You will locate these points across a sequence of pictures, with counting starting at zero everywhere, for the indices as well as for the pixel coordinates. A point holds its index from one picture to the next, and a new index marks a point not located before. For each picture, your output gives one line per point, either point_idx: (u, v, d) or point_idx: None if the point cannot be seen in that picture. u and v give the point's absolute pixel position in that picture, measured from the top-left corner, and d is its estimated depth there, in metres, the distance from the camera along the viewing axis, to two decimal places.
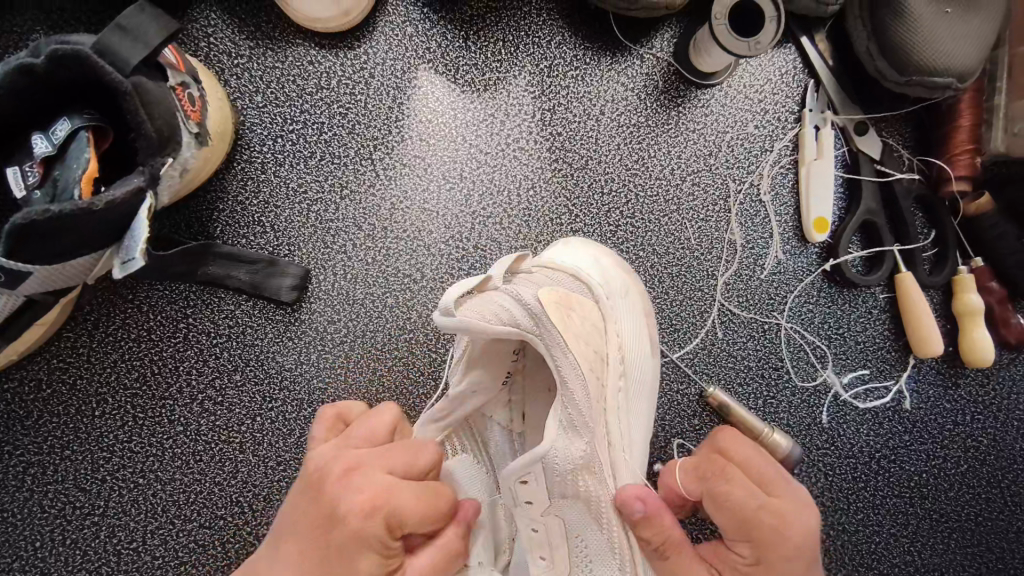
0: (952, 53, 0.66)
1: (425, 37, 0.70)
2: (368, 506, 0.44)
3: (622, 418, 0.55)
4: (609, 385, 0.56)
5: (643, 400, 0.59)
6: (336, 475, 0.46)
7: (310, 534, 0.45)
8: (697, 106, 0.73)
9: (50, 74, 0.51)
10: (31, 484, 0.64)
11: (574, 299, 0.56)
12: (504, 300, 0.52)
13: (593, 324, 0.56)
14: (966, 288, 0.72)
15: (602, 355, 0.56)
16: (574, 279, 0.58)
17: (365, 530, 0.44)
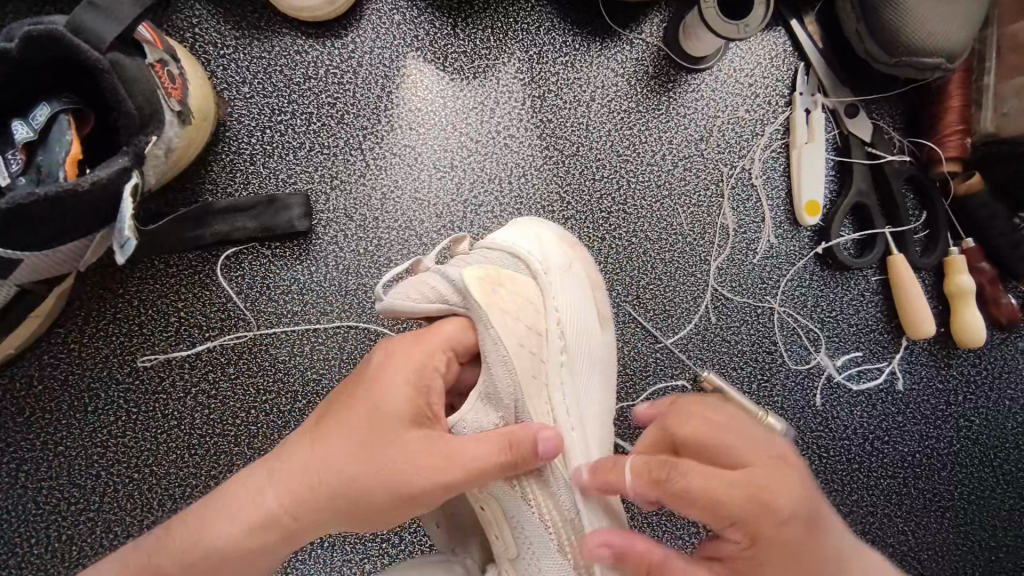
0: (940, 31, 0.66)
1: (413, 25, 0.70)
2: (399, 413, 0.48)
3: (557, 391, 0.55)
4: (545, 360, 0.55)
5: (591, 373, 0.57)
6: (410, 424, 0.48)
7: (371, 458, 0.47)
8: (687, 90, 0.73)
9: (23, 57, 0.50)
10: (26, 480, 0.63)
11: (505, 274, 0.55)
12: (433, 280, 0.54)
13: (529, 300, 0.55)
14: (957, 269, 0.72)
15: (539, 330, 0.55)
16: (516, 258, 0.57)
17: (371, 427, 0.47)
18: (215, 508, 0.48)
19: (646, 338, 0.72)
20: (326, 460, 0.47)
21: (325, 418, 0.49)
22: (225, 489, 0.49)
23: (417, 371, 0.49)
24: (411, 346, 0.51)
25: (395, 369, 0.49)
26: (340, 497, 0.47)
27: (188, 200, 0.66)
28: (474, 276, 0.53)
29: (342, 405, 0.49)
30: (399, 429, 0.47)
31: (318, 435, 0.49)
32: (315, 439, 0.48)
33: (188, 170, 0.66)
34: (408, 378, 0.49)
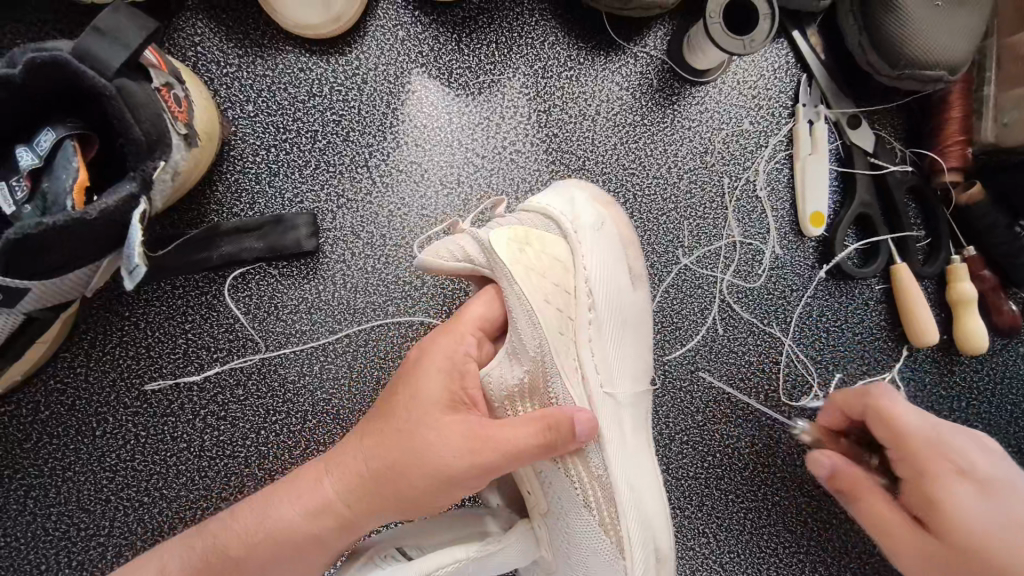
0: (942, 45, 0.66)
1: (417, 41, 0.69)
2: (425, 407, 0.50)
3: (585, 348, 0.55)
4: (574, 316, 0.55)
5: (620, 331, 0.57)
6: (438, 409, 0.50)
7: (405, 443, 0.49)
8: (692, 103, 0.73)
9: (27, 84, 0.50)
10: (34, 507, 0.63)
11: (535, 235, 0.56)
12: (464, 240, 0.55)
13: (557, 258, 0.56)
14: (959, 277, 0.72)
15: (568, 287, 0.55)
16: (546, 218, 0.57)
17: (403, 427, 0.50)
18: (277, 500, 0.51)
19: (653, 351, 0.72)
20: (376, 444, 0.50)
21: (375, 413, 0.53)
22: (285, 482, 0.52)
23: (448, 358, 0.52)
24: (438, 340, 0.54)
25: (431, 357, 0.52)
26: (383, 478, 0.49)
27: (194, 221, 0.65)
28: (502, 237, 0.54)
29: (387, 400, 0.52)
30: (435, 415, 0.49)
31: (368, 427, 0.52)
32: (367, 430, 0.52)
33: (193, 191, 0.65)
34: (439, 366, 0.52)
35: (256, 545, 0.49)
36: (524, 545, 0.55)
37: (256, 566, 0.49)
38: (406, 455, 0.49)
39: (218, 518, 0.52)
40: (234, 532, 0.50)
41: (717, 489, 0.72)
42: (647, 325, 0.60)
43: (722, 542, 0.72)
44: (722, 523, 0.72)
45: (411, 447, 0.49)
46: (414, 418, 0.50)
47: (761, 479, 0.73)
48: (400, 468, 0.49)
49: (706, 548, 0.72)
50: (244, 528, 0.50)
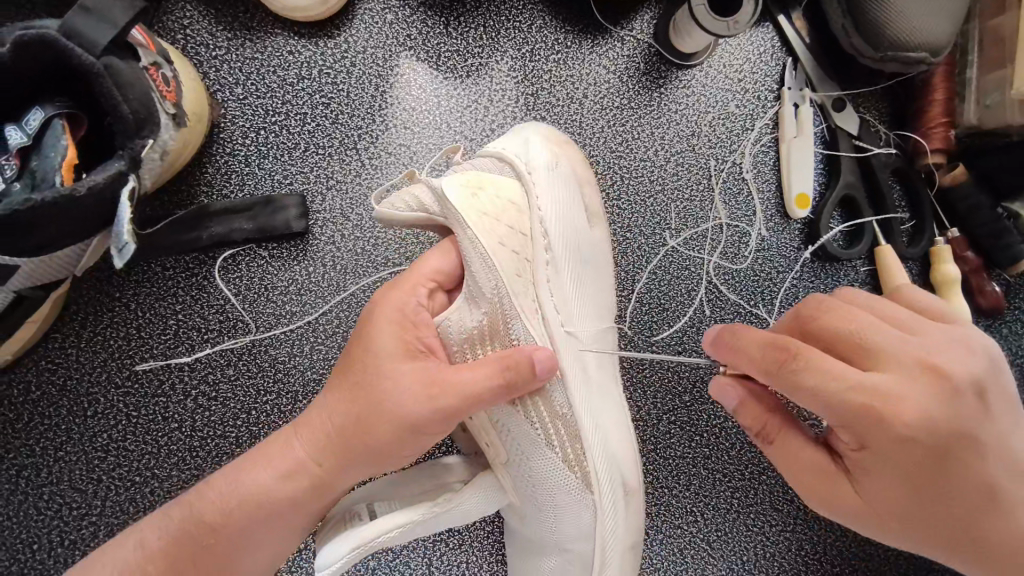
0: (924, 27, 0.67)
1: (406, 24, 0.70)
2: (382, 360, 0.50)
3: (545, 288, 0.54)
4: (532, 261, 0.54)
5: (579, 269, 0.56)
6: (395, 362, 0.49)
7: (366, 399, 0.49)
8: (678, 86, 0.74)
9: (16, 63, 0.50)
10: (26, 486, 0.63)
11: (489, 181, 0.55)
12: (420, 189, 0.55)
13: (511, 199, 0.55)
14: (943, 259, 0.73)
15: (523, 229, 0.54)
16: (502, 162, 0.57)
17: (362, 382, 0.50)
18: (250, 467, 0.51)
19: (641, 332, 0.73)
20: (338, 403, 0.50)
21: (334, 372, 0.53)
22: (255, 449, 0.53)
23: (399, 310, 0.52)
24: (389, 295, 0.53)
25: (382, 311, 0.52)
26: (348, 433, 0.49)
27: (184, 202, 0.66)
28: (454, 182, 0.53)
29: (344, 359, 0.52)
30: (392, 366, 0.49)
31: (328, 388, 0.52)
32: (328, 390, 0.52)
33: (183, 172, 0.66)
34: (391, 318, 0.51)
35: (234, 511, 0.49)
36: (483, 494, 0.54)
37: (237, 532, 0.49)
38: (367, 409, 0.49)
39: (196, 487, 0.52)
40: (209, 500, 0.50)
41: (705, 468, 0.73)
42: (607, 263, 0.61)
43: (710, 521, 0.73)
44: (709, 502, 0.73)
45: (370, 401, 0.49)
46: (372, 371, 0.49)
47: (747, 457, 0.74)
48: (362, 420, 0.49)
49: (694, 527, 0.73)
50: (219, 498, 0.50)
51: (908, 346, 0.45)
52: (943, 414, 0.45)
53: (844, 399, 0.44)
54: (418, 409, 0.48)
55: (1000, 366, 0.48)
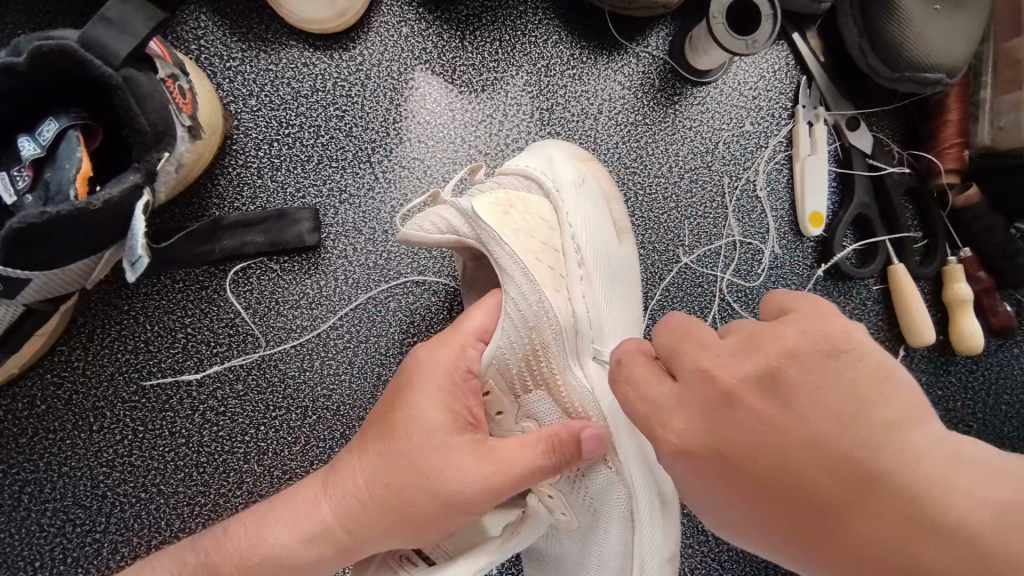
0: (940, 49, 0.67)
1: (421, 37, 0.69)
2: (428, 430, 0.49)
3: (580, 300, 0.55)
4: (562, 273, 0.56)
5: (610, 280, 0.58)
6: (442, 435, 0.49)
7: (405, 471, 0.48)
8: (693, 103, 0.74)
9: (32, 73, 0.49)
10: (29, 502, 0.62)
11: (518, 198, 0.56)
12: (446, 211, 0.55)
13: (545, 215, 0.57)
14: (955, 278, 0.73)
15: (553, 244, 0.56)
16: (528, 179, 0.59)
17: (403, 454, 0.48)
18: (269, 523, 0.51)
19: None
20: (373, 470, 0.49)
21: (366, 431, 0.52)
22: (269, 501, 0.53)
23: (447, 374, 0.51)
24: (428, 355, 0.52)
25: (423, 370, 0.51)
26: (388, 504, 0.48)
27: (195, 215, 0.65)
28: (487, 204, 0.53)
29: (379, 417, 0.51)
30: (443, 439, 0.48)
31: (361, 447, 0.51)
32: (362, 448, 0.51)
33: (195, 183, 0.65)
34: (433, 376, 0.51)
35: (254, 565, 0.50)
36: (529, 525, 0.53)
37: None
38: (409, 483, 0.48)
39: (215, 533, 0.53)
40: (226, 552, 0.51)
41: None
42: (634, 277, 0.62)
43: (720, 540, 0.72)
44: None
45: (410, 471, 0.48)
46: (413, 438, 0.49)
47: None
48: (402, 493, 0.48)
49: (705, 546, 0.72)
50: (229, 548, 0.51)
51: (694, 359, 0.41)
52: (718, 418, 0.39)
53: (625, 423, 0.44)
54: (467, 490, 0.47)
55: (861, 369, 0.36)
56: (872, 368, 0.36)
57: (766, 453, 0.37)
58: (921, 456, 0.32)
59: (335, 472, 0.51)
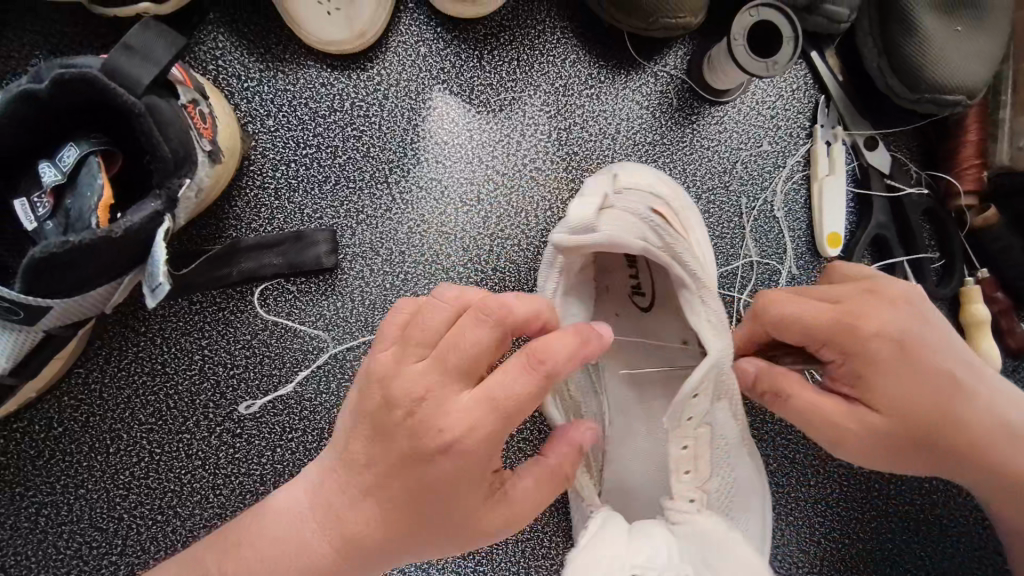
0: (961, 70, 0.67)
1: (439, 57, 0.69)
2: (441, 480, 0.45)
3: (706, 321, 0.51)
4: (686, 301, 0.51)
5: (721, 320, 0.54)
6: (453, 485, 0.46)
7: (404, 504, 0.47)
8: (711, 123, 0.73)
9: (54, 100, 0.49)
10: (45, 525, 0.62)
11: (662, 223, 0.54)
12: (642, 228, 0.52)
13: (651, 229, 0.52)
14: (972, 299, 0.73)
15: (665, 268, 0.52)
16: (650, 208, 0.56)
17: (401, 490, 0.46)
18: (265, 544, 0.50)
19: None
20: (363, 494, 0.47)
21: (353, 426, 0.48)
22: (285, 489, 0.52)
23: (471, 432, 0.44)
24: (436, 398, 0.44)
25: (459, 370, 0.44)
26: (382, 532, 0.48)
27: (211, 236, 0.65)
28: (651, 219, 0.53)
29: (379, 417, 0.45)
30: (447, 494, 0.46)
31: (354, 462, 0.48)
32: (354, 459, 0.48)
33: (211, 204, 0.65)
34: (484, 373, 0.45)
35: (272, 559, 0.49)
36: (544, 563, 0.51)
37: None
38: (410, 516, 0.47)
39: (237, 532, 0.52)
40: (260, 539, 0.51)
41: None
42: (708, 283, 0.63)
43: None
44: None
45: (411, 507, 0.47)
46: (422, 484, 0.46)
47: (776, 498, 0.71)
48: (397, 525, 0.47)
49: None
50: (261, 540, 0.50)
51: (881, 314, 0.53)
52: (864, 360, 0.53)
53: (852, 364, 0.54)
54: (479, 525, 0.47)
55: (898, 334, 0.53)
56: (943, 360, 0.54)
57: (926, 391, 0.53)
58: (948, 375, 0.54)
59: (322, 481, 0.50)
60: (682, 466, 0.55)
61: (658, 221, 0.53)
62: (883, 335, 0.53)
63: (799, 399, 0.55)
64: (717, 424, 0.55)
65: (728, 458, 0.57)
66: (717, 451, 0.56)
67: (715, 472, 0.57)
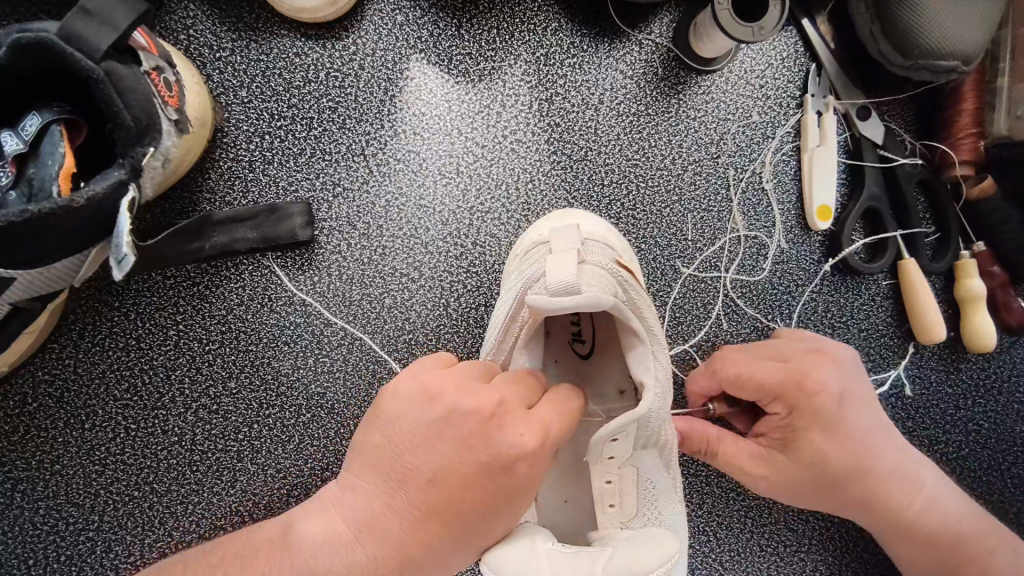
0: (956, 36, 0.64)
1: (417, 26, 0.67)
2: (461, 444, 0.43)
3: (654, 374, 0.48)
4: (637, 353, 0.48)
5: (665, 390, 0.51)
6: (474, 426, 0.43)
7: (454, 488, 0.44)
8: (697, 92, 0.71)
9: (12, 66, 0.48)
10: (21, 501, 0.62)
11: (621, 278, 0.50)
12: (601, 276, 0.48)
13: (618, 283, 0.50)
14: (968, 273, 0.71)
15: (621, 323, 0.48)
16: (608, 257, 0.52)
17: (450, 468, 0.44)
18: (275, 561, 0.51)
19: None
20: (418, 498, 0.46)
21: (466, 533, 0.45)
22: (327, 536, 0.51)
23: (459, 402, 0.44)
24: (430, 391, 0.45)
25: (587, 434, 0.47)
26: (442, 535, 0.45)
27: (185, 210, 0.64)
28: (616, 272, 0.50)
29: (409, 423, 0.46)
30: (485, 440, 0.43)
31: (394, 475, 0.47)
32: (452, 535, 0.45)
33: (184, 178, 0.64)
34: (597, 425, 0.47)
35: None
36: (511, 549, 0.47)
37: None
38: (475, 490, 0.44)
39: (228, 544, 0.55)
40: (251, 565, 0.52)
41: (720, 487, 0.70)
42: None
43: (722, 541, 0.70)
44: (722, 521, 0.70)
45: (473, 483, 0.43)
46: (459, 449, 0.44)
47: None
48: (453, 509, 0.44)
49: (706, 546, 0.70)
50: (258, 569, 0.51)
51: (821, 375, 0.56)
52: (798, 418, 0.55)
53: (802, 435, 0.55)
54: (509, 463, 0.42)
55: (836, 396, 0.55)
56: (871, 420, 0.57)
57: (862, 446, 0.56)
58: (874, 439, 0.56)
59: (373, 518, 0.48)
60: (606, 497, 0.51)
61: (624, 277, 0.51)
62: (823, 394, 0.55)
63: (730, 451, 0.59)
64: (641, 467, 0.51)
65: (656, 499, 0.53)
66: (644, 492, 0.52)
67: (641, 510, 0.52)
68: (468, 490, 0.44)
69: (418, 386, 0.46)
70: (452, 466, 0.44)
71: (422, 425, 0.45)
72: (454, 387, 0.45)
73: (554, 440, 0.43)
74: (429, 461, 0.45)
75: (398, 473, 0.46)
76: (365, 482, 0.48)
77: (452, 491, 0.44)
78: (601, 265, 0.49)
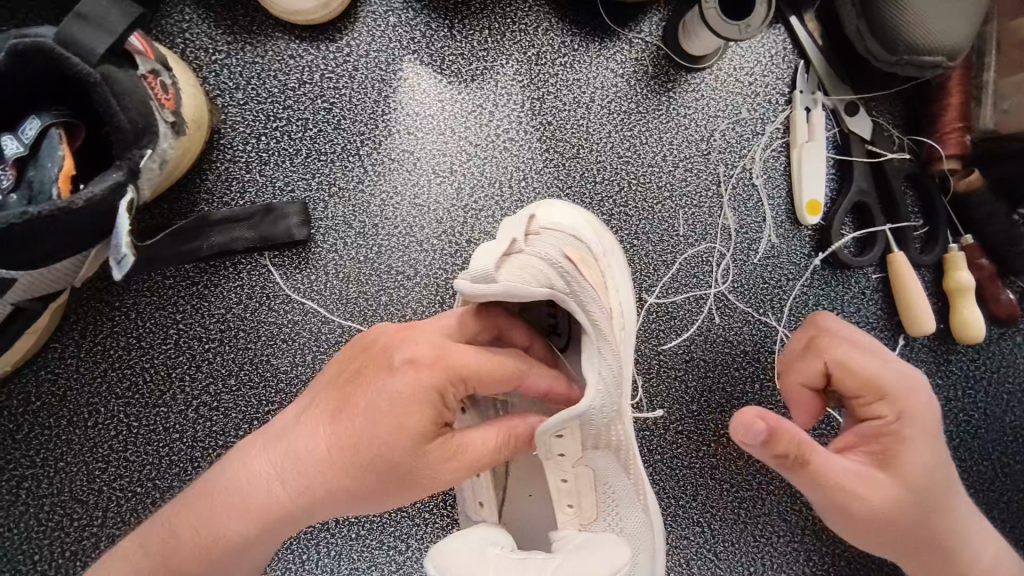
0: (941, 31, 0.65)
1: (409, 27, 0.68)
2: (371, 361, 0.50)
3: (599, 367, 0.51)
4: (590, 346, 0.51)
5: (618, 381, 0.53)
6: (386, 345, 0.50)
7: (351, 402, 0.49)
8: (687, 90, 0.72)
9: (10, 71, 0.49)
10: (26, 498, 0.63)
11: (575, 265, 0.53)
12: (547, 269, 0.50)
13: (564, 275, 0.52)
14: (957, 266, 0.72)
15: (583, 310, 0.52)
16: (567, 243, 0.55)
17: (353, 386, 0.49)
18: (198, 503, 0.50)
19: (648, 340, 0.71)
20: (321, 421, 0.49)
21: (352, 453, 0.47)
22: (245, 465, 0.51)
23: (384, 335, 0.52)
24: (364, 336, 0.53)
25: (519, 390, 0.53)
26: (335, 459, 0.48)
27: (183, 210, 0.65)
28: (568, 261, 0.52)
29: (346, 360, 0.52)
30: (384, 357, 0.49)
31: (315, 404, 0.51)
32: (344, 455, 0.48)
33: (182, 179, 0.65)
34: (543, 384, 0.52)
35: (217, 559, 0.49)
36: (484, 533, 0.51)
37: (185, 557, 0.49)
38: (362, 405, 0.48)
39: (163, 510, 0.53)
40: (183, 524, 0.50)
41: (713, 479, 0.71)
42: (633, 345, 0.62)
43: (717, 532, 0.71)
44: (716, 513, 0.71)
45: (363, 397, 0.48)
46: (364, 369, 0.50)
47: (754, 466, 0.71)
48: (346, 428, 0.48)
49: (701, 538, 0.71)
50: (189, 523, 0.50)
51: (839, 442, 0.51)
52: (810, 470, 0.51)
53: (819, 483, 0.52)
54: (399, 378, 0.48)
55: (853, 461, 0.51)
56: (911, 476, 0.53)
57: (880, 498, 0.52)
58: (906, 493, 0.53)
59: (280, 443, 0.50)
60: (563, 498, 0.54)
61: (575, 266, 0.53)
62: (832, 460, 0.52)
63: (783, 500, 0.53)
64: (597, 467, 0.55)
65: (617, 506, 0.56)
66: (603, 493, 0.56)
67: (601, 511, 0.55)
68: (359, 403, 0.48)
69: (359, 334, 0.54)
70: (354, 384, 0.49)
71: (376, 364, 0.49)
72: (383, 328, 0.53)
73: (440, 360, 0.48)
74: (343, 382, 0.51)
75: (346, 409, 0.49)
76: (289, 415, 0.53)
77: (348, 405, 0.49)
78: (547, 257, 0.51)
